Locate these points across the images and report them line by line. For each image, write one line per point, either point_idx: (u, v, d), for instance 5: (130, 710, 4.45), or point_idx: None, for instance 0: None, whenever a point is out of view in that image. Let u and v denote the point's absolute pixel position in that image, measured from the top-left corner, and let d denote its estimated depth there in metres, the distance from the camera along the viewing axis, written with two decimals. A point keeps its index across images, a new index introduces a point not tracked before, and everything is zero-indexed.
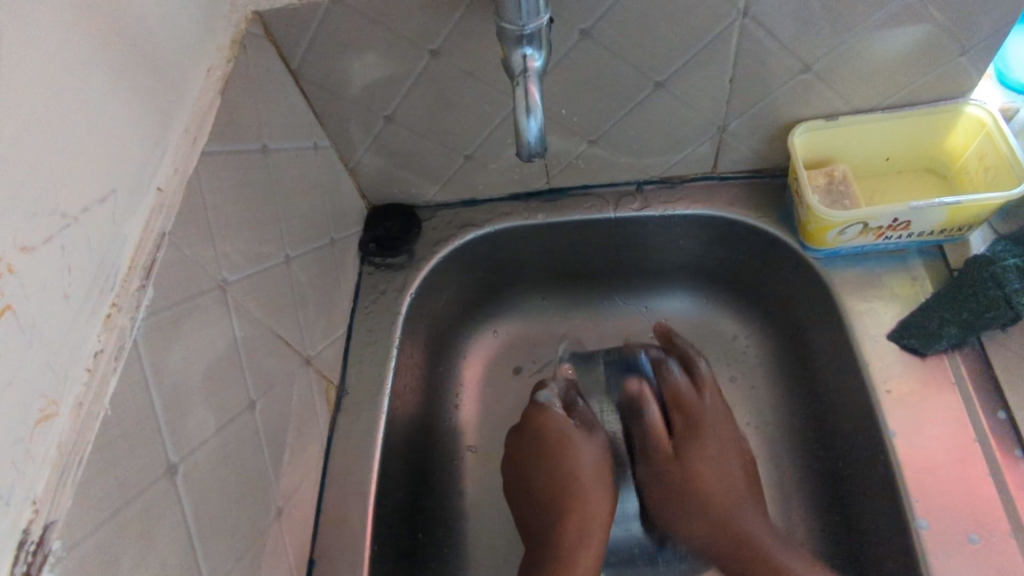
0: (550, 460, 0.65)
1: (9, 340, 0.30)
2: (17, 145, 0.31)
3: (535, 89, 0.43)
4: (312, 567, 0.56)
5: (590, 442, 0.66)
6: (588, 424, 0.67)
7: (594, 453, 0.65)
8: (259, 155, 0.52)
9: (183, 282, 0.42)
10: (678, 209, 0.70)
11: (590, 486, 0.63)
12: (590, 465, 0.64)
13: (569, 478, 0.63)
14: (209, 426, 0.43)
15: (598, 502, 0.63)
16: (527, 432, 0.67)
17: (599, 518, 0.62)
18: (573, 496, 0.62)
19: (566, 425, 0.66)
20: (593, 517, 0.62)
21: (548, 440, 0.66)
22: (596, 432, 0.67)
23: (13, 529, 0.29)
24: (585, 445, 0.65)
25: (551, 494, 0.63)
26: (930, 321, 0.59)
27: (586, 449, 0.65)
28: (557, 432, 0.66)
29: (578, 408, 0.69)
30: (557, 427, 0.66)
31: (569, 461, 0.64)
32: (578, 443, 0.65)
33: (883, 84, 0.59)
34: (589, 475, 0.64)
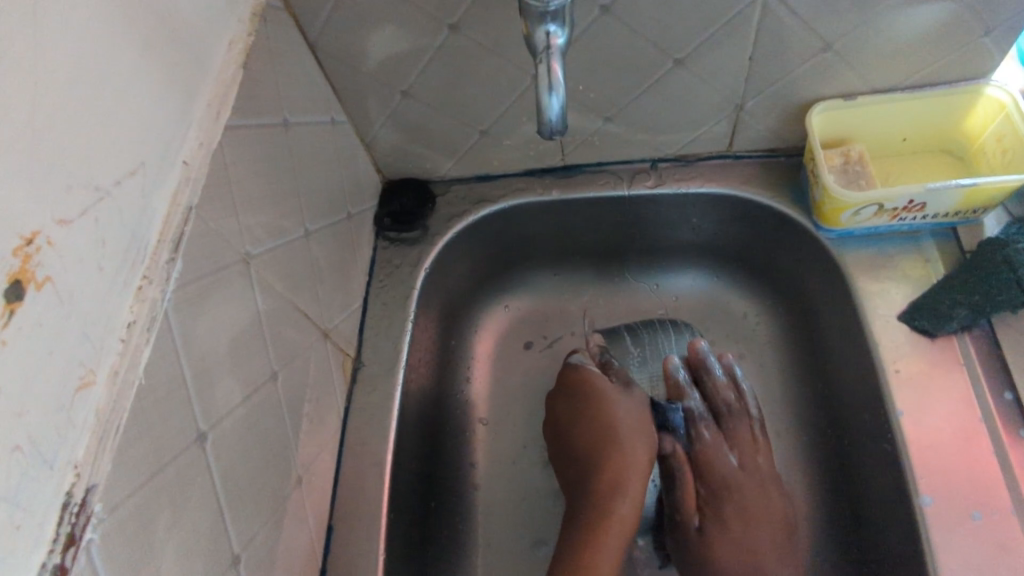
0: (591, 417, 0.64)
1: (49, 311, 0.31)
2: (52, 117, 0.31)
3: (558, 66, 0.43)
4: (330, 533, 0.57)
5: (633, 398, 0.65)
6: (625, 383, 0.66)
7: (633, 409, 0.63)
8: (279, 129, 0.53)
9: (209, 256, 0.43)
10: (692, 187, 0.70)
11: (624, 445, 0.61)
12: (627, 419, 0.63)
13: (606, 427, 0.63)
14: (235, 396, 0.44)
15: (632, 451, 0.61)
16: (573, 394, 0.66)
17: (637, 469, 0.60)
18: (608, 450, 0.61)
19: (602, 380, 0.65)
20: (630, 471, 0.60)
21: (587, 401, 0.65)
22: (632, 389, 0.65)
23: (57, 492, 0.30)
24: (618, 399, 0.64)
25: (592, 448, 0.62)
26: (941, 302, 0.59)
27: (622, 405, 0.64)
28: (586, 384, 0.66)
29: (614, 369, 0.68)
30: (586, 381, 0.66)
31: (602, 409, 0.64)
32: (612, 395, 0.64)
33: (903, 64, 0.59)
34: (627, 426, 0.62)
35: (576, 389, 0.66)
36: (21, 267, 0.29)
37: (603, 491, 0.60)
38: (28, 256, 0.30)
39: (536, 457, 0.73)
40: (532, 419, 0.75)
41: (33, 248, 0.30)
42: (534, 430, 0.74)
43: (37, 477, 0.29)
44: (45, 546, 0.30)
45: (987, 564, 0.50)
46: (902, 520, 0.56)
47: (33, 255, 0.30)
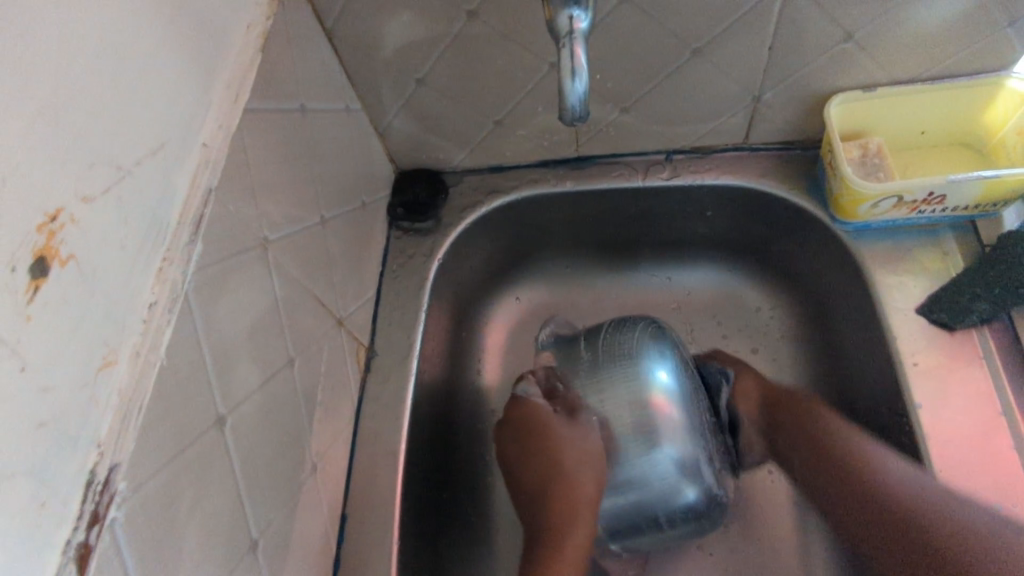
0: (540, 452, 0.62)
1: (73, 288, 0.30)
2: (75, 94, 0.31)
3: (581, 51, 0.42)
4: (344, 522, 0.57)
5: (575, 431, 0.60)
6: (571, 410, 0.62)
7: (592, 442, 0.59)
8: (297, 114, 0.52)
9: (229, 239, 0.42)
10: (708, 179, 0.69)
11: (574, 477, 0.59)
12: (568, 446, 0.60)
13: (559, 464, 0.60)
14: (253, 380, 0.44)
15: (585, 484, 0.59)
16: (511, 431, 0.65)
17: (587, 503, 0.59)
18: (560, 482, 0.60)
19: (548, 413, 0.63)
20: (578, 503, 0.59)
21: (538, 434, 0.63)
22: (580, 417, 0.61)
23: (80, 470, 0.30)
24: (572, 433, 0.61)
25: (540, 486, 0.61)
26: (961, 295, 0.57)
27: (575, 438, 0.60)
28: (534, 420, 0.63)
29: (560, 394, 0.63)
30: (532, 417, 0.63)
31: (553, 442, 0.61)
32: (557, 427, 0.62)
33: (923, 56, 0.58)
34: (572, 461, 0.60)
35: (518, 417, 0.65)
36: (45, 243, 0.29)
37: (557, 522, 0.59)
38: (52, 232, 0.29)
39: None
40: None
41: (57, 225, 0.30)
42: None
43: (60, 455, 0.29)
44: (70, 524, 0.30)
45: None
46: None
47: (57, 231, 0.30)
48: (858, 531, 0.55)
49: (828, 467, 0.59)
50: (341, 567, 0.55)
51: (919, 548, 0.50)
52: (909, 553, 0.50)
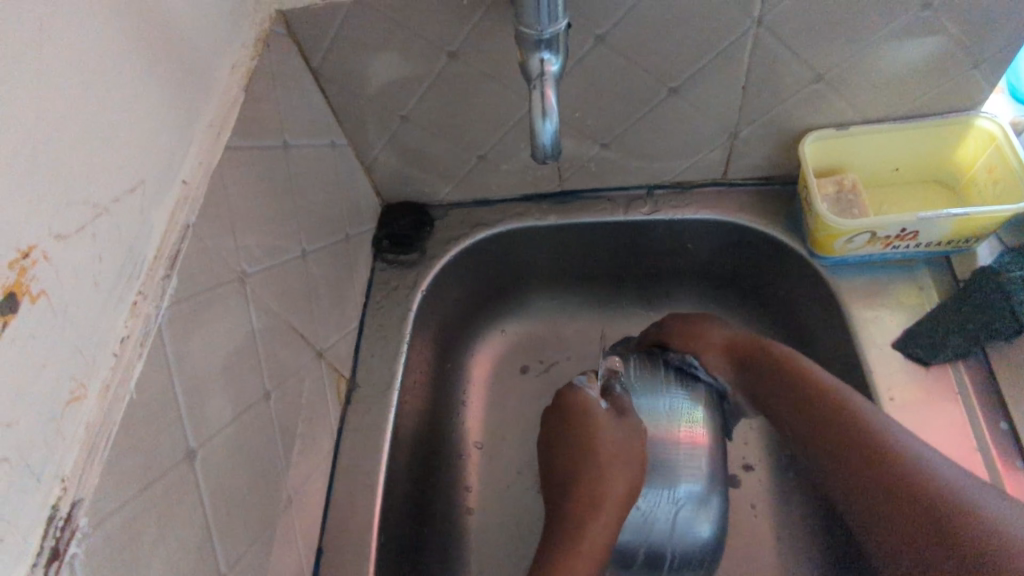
0: (574, 444, 0.62)
1: (43, 324, 0.31)
2: (53, 135, 0.32)
3: (551, 93, 0.44)
4: (319, 556, 0.57)
5: (621, 427, 0.62)
6: (623, 410, 0.63)
7: (634, 440, 0.61)
8: (280, 151, 0.54)
9: (205, 274, 0.43)
10: (688, 214, 0.71)
11: (605, 475, 0.59)
12: (613, 441, 0.61)
13: (595, 459, 0.60)
14: (226, 413, 0.45)
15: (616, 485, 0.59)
16: (560, 417, 0.64)
17: (614, 501, 0.58)
18: (591, 473, 0.59)
19: (597, 406, 0.63)
20: (605, 501, 0.58)
21: (578, 428, 0.62)
22: (629, 417, 0.62)
23: (42, 504, 0.31)
24: (614, 427, 0.61)
25: (569, 479, 0.60)
26: (935, 330, 0.59)
27: (614, 435, 0.61)
28: (579, 405, 0.64)
29: (614, 394, 0.65)
30: (581, 406, 0.63)
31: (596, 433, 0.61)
32: (599, 419, 0.62)
33: (893, 96, 0.60)
34: (610, 453, 0.60)
35: (570, 407, 0.64)
36: (16, 280, 0.29)
37: (582, 517, 0.57)
38: (24, 269, 0.30)
39: (530, 482, 0.72)
40: (526, 444, 0.74)
41: (29, 262, 0.30)
42: (528, 455, 0.74)
43: (22, 490, 0.30)
44: (29, 560, 0.30)
45: None
46: None
47: (29, 269, 0.30)
48: (857, 475, 0.50)
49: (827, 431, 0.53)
50: None
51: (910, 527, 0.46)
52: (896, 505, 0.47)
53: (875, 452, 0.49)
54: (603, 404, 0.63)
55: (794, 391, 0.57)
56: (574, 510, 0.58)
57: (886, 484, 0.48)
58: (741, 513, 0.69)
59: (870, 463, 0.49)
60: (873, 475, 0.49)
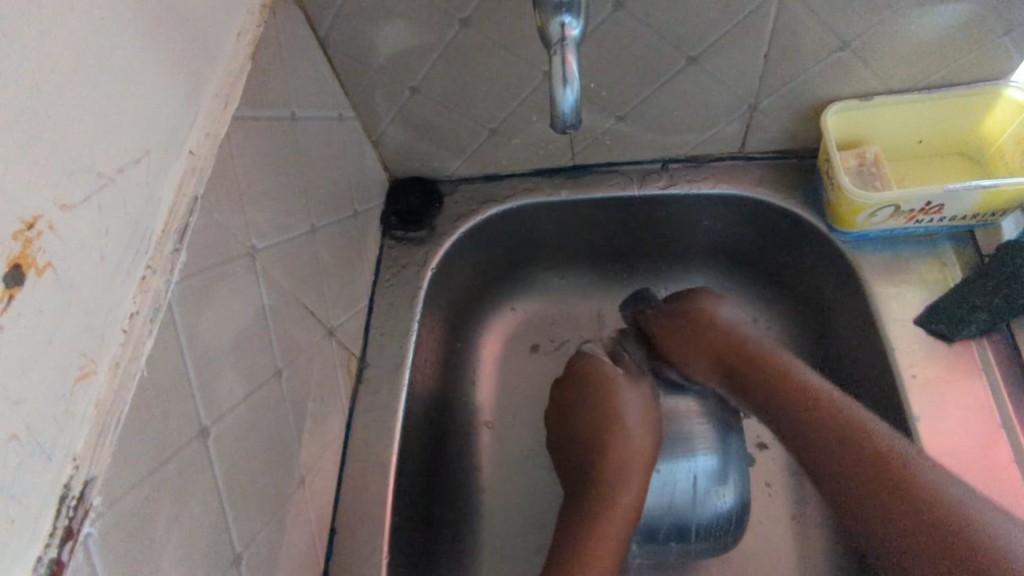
0: (599, 410, 0.65)
1: (49, 298, 0.30)
2: (54, 100, 0.30)
3: (571, 58, 0.42)
4: (333, 535, 0.56)
5: (637, 389, 0.66)
6: (629, 371, 0.68)
7: (650, 405, 0.65)
8: (287, 122, 0.52)
9: (214, 248, 0.42)
10: (704, 189, 0.69)
11: (630, 435, 0.63)
12: (633, 408, 0.64)
13: (619, 422, 0.64)
14: (239, 391, 0.44)
15: (640, 447, 0.62)
16: (577, 387, 0.67)
17: (639, 464, 0.62)
18: (616, 434, 0.63)
19: (608, 370, 0.67)
20: (634, 462, 0.62)
21: (596, 394, 0.66)
22: (640, 379, 0.67)
23: (54, 484, 0.30)
24: (631, 392, 0.66)
25: (592, 441, 0.64)
26: (959, 306, 0.57)
27: (631, 400, 0.65)
28: (598, 372, 0.67)
29: (624, 361, 0.70)
30: (596, 371, 0.67)
31: (614, 402, 0.65)
32: (621, 383, 0.66)
33: (919, 65, 0.58)
34: (634, 417, 0.64)
35: (588, 376, 0.67)
36: (21, 252, 0.28)
37: (607, 484, 0.61)
38: (29, 240, 0.28)
39: (542, 461, 0.72)
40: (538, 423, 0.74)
41: (34, 233, 0.29)
42: (539, 433, 0.73)
43: (34, 470, 0.29)
44: (41, 541, 0.29)
45: None
46: None
47: (34, 240, 0.29)
48: (854, 508, 0.51)
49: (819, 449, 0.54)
50: None
51: (910, 542, 0.47)
52: (886, 502, 0.49)
53: (894, 469, 0.49)
54: (619, 369, 0.68)
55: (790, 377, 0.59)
56: (602, 477, 0.61)
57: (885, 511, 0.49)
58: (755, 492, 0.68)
59: (877, 497, 0.50)
60: (875, 502, 0.49)
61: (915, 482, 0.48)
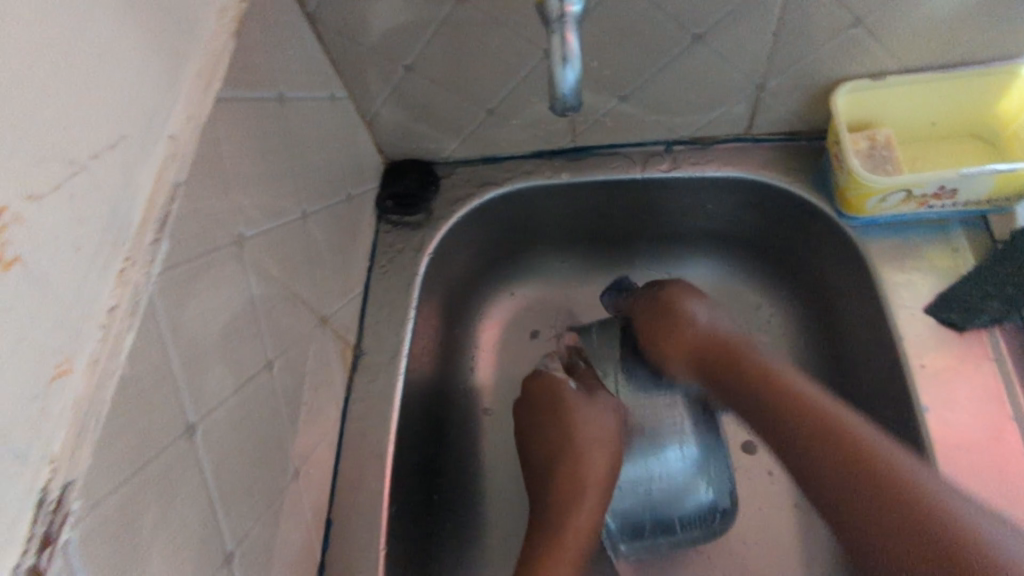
0: (555, 430, 0.63)
1: (18, 294, 0.28)
2: (20, 82, 0.28)
3: (571, 37, 0.39)
4: (329, 527, 0.55)
5: (596, 407, 0.63)
6: (589, 386, 0.65)
7: (606, 423, 0.62)
8: (275, 103, 0.50)
9: (199, 237, 0.40)
10: (708, 172, 0.67)
11: (587, 456, 0.61)
12: (590, 427, 0.62)
13: (573, 441, 0.62)
14: (228, 385, 0.42)
15: (597, 465, 0.61)
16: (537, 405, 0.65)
17: (597, 481, 0.61)
18: (571, 455, 0.62)
19: (567, 388, 0.65)
20: (590, 482, 0.60)
21: (554, 412, 0.64)
22: (597, 393, 0.64)
23: (29, 488, 0.28)
24: (586, 410, 0.63)
25: (551, 459, 0.62)
26: (972, 295, 0.56)
27: (589, 418, 0.63)
28: (552, 388, 0.65)
29: (579, 370, 0.68)
30: (554, 390, 0.65)
31: (569, 420, 0.63)
32: (577, 400, 0.64)
33: (934, 43, 0.55)
34: (588, 438, 0.62)
35: (545, 394, 0.65)
36: None
37: (562, 506, 0.59)
38: None
39: None
40: None
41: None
42: None
43: (6, 475, 0.27)
44: (17, 548, 0.28)
45: None
46: None
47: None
48: (813, 468, 0.51)
49: (820, 483, 0.51)
50: None
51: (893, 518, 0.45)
52: (903, 511, 0.45)
53: (851, 442, 0.51)
54: (573, 382, 0.66)
55: (800, 403, 0.55)
56: (556, 499, 0.60)
57: (834, 457, 0.50)
58: (755, 479, 0.68)
59: (855, 469, 0.49)
60: (854, 472, 0.49)
61: (939, 514, 0.44)
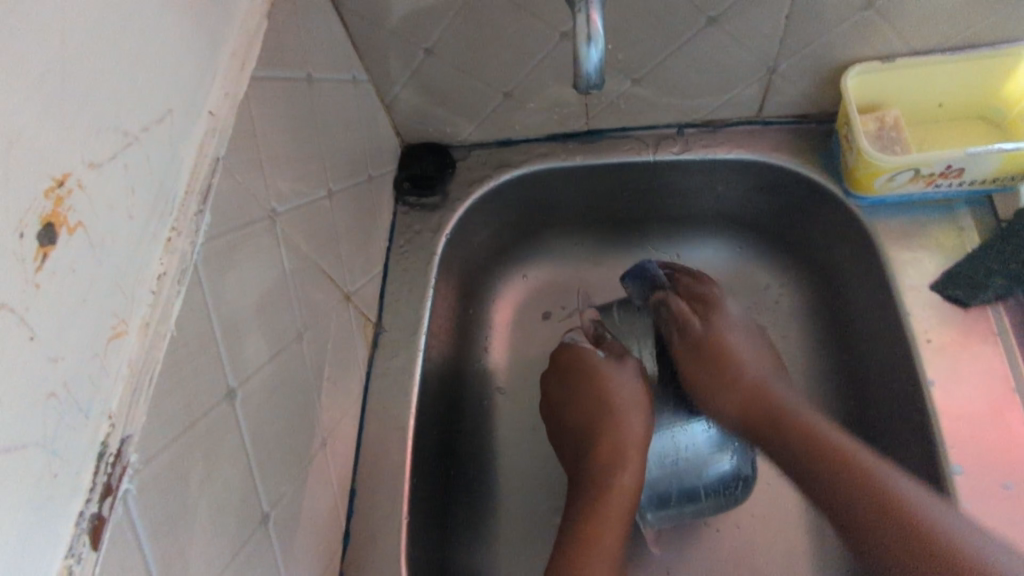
0: (586, 398, 0.63)
1: (81, 257, 0.30)
2: (81, 56, 0.30)
3: (597, 16, 0.41)
4: (353, 496, 0.57)
5: (626, 377, 0.63)
6: (619, 355, 0.65)
7: (637, 389, 0.63)
8: (303, 84, 0.51)
9: (237, 211, 0.42)
10: (719, 154, 0.68)
11: (621, 421, 0.61)
12: (624, 395, 0.62)
13: (607, 405, 0.62)
14: (262, 354, 0.44)
15: (632, 431, 0.60)
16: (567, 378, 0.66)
17: (635, 445, 0.60)
18: (607, 423, 0.61)
19: (594, 357, 0.65)
20: (628, 447, 0.60)
21: (584, 381, 0.64)
22: (627, 360, 0.64)
23: (92, 440, 0.30)
24: (618, 379, 0.63)
25: (585, 427, 0.62)
26: (977, 271, 0.58)
27: (621, 384, 0.63)
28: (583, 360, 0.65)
29: (607, 343, 0.67)
30: (581, 360, 0.65)
31: (599, 387, 0.63)
32: (609, 371, 0.64)
33: (943, 25, 0.57)
34: (623, 403, 0.62)
35: (572, 365, 0.66)
36: (53, 210, 0.28)
37: (600, 471, 0.59)
38: (60, 198, 0.28)
39: None
40: None
41: (64, 191, 0.29)
42: None
43: (72, 426, 0.29)
44: (82, 496, 0.29)
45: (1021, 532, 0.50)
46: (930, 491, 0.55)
47: (65, 198, 0.29)
48: (820, 472, 0.53)
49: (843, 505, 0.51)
50: (350, 542, 0.56)
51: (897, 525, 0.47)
52: (899, 525, 0.47)
53: (861, 481, 0.51)
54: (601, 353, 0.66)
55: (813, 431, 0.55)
56: (593, 465, 0.60)
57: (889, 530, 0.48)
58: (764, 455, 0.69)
59: (889, 520, 0.48)
60: (845, 470, 0.52)
61: (957, 561, 0.44)
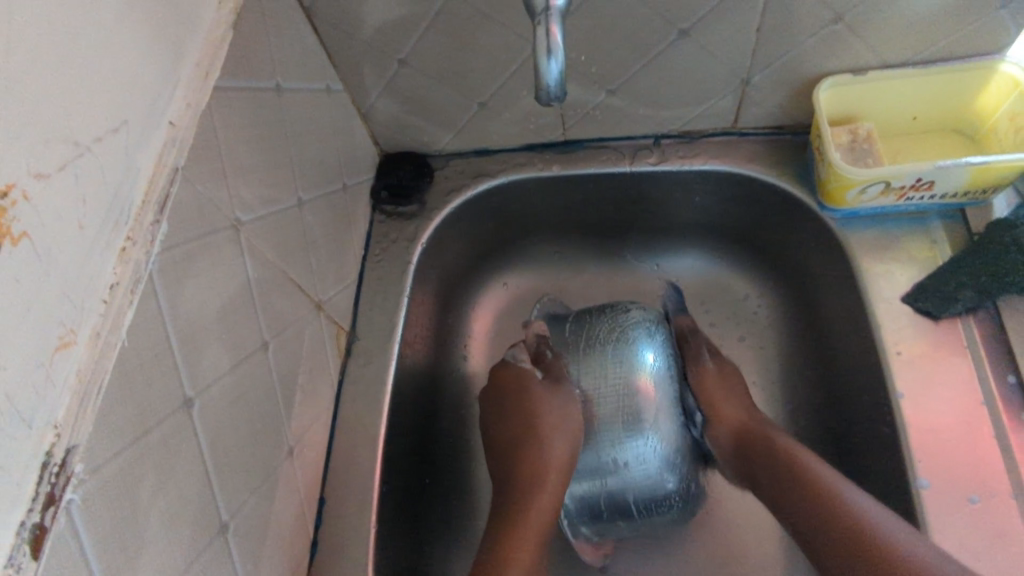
0: (520, 419, 0.63)
1: (25, 268, 0.29)
2: (30, 66, 0.30)
3: (556, 29, 0.41)
4: (322, 505, 0.57)
5: (561, 399, 0.62)
6: (557, 377, 0.64)
7: (574, 412, 0.62)
8: (272, 94, 0.52)
9: (197, 219, 0.42)
10: (695, 165, 0.68)
11: (546, 441, 0.60)
12: (556, 416, 0.61)
13: (536, 425, 0.61)
14: (223, 363, 0.44)
15: (558, 450, 0.60)
16: (501, 397, 0.65)
17: (559, 466, 0.60)
18: (534, 442, 0.61)
19: (534, 378, 0.64)
20: (549, 467, 0.60)
21: (520, 401, 0.64)
22: (564, 386, 0.63)
23: (35, 451, 0.30)
24: (552, 400, 0.62)
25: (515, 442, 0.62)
26: (947, 283, 0.58)
27: (553, 405, 0.62)
28: (520, 381, 0.65)
29: (548, 361, 0.66)
30: (520, 380, 0.64)
31: (532, 406, 0.62)
32: (542, 396, 0.63)
33: (913, 39, 0.57)
34: (550, 424, 0.61)
35: (512, 386, 0.65)
36: None
37: (524, 488, 0.59)
38: (3, 209, 0.28)
39: None
40: None
41: (8, 202, 0.28)
42: None
43: (15, 436, 0.29)
44: (23, 506, 0.29)
45: (987, 547, 0.50)
46: (899, 504, 0.55)
47: (9, 209, 0.28)
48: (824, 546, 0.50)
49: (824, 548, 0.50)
50: (317, 551, 0.55)
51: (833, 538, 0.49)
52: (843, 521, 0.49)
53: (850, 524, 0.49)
54: (540, 374, 0.65)
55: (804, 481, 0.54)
56: (517, 482, 0.59)
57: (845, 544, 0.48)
58: None
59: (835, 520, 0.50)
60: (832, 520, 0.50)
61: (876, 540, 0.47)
